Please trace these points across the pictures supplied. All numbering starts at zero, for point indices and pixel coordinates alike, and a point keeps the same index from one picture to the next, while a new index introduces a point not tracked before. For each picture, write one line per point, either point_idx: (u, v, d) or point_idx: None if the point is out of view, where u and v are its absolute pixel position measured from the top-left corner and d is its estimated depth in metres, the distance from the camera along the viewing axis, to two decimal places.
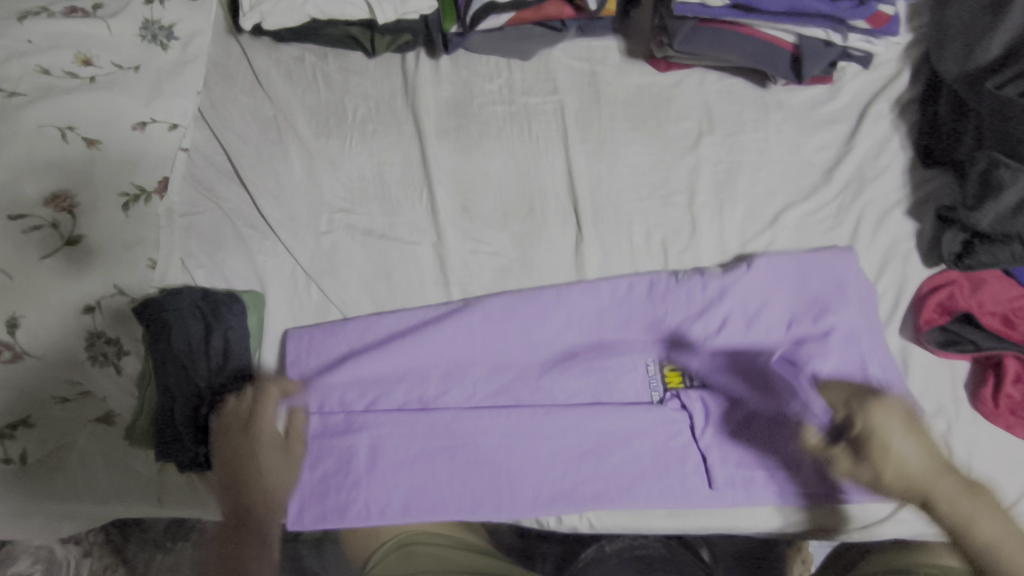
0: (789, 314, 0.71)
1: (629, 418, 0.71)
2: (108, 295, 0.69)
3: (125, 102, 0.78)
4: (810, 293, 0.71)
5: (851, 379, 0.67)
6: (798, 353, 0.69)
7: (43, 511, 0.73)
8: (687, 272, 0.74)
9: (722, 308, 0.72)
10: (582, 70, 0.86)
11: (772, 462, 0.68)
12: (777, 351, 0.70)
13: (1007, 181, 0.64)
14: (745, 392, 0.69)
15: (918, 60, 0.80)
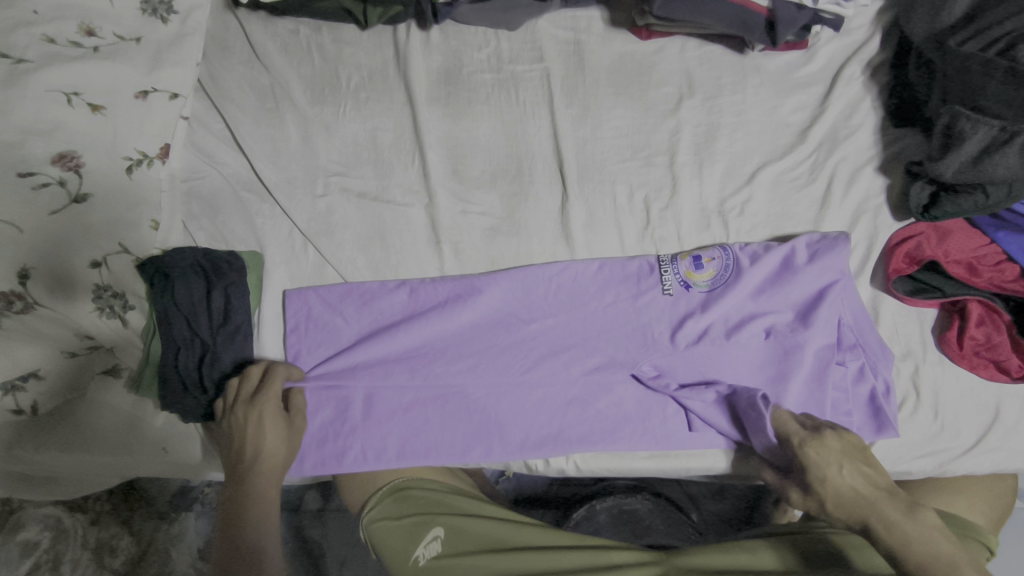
0: (763, 276, 0.74)
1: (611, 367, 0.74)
2: (114, 253, 0.73)
3: (126, 72, 0.81)
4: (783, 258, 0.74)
5: (826, 338, 0.71)
6: (775, 323, 0.72)
7: (57, 458, 0.78)
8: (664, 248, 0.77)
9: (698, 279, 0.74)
10: (567, 39, 0.89)
11: None
12: (752, 310, 0.73)
13: (967, 132, 0.68)
14: (722, 344, 0.72)
15: (889, 25, 0.84)
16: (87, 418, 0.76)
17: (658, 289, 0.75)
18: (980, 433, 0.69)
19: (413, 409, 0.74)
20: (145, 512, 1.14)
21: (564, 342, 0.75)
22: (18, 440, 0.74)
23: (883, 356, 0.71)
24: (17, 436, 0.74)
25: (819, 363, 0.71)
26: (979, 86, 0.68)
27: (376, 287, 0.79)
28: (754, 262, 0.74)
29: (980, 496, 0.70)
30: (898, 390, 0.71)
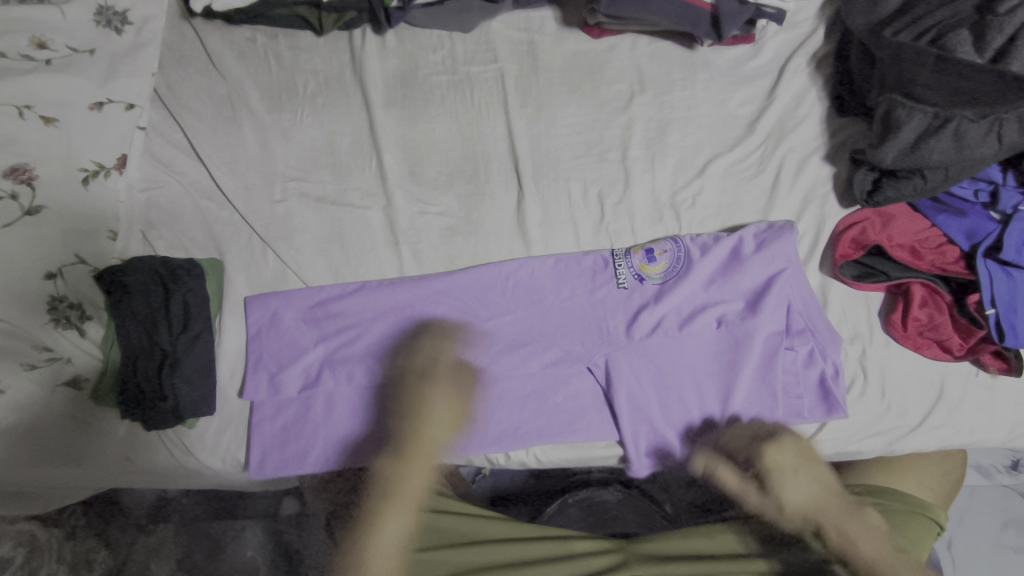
0: (717, 268, 0.75)
1: (567, 360, 0.75)
2: (69, 263, 0.74)
3: (79, 83, 0.81)
4: (735, 249, 0.76)
5: (776, 326, 0.73)
6: (726, 313, 0.74)
7: (21, 474, 0.77)
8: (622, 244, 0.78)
9: (654, 274, 0.76)
10: (521, 40, 0.90)
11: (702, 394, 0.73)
12: (705, 301, 0.74)
13: (903, 120, 0.70)
14: (675, 337, 0.74)
15: (832, 17, 0.86)
16: (44, 434, 0.74)
17: (612, 284, 0.76)
18: (925, 412, 0.72)
19: (375, 409, 0.76)
20: (120, 525, 1.14)
21: (523, 338, 0.76)
22: None
23: (831, 340, 0.72)
24: None
25: (770, 348, 0.72)
26: (912, 74, 0.70)
27: (336, 291, 0.80)
28: (704, 254, 0.76)
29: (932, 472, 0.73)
30: (846, 372, 0.73)
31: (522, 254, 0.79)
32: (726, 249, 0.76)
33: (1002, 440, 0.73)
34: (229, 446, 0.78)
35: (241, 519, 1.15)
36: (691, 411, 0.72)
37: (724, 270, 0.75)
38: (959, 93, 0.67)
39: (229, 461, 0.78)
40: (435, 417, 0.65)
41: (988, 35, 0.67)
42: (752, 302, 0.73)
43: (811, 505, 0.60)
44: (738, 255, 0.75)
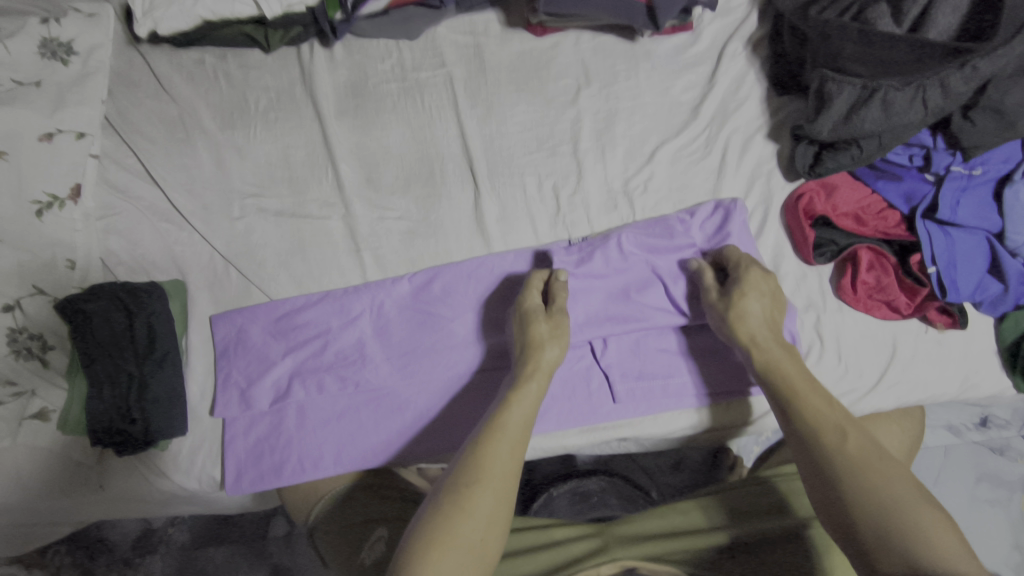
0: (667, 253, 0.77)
1: None
2: (27, 295, 0.74)
3: (26, 115, 0.80)
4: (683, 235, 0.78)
5: None
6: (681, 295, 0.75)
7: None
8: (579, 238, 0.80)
9: (605, 263, 0.77)
10: (466, 43, 0.92)
11: (666, 371, 0.75)
12: (657, 286, 0.76)
13: (835, 92, 0.73)
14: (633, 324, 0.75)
15: (763, 2, 0.89)
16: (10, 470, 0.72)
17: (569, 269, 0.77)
18: (882, 369, 0.74)
19: (348, 414, 0.77)
20: (107, 561, 1.13)
21: (487, 331, 0.78)
22: None
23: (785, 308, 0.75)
24: None
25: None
26: (839, 49, 0.74)
27: (302, 303, 0.80)
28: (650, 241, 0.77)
29: (894, 435, 0.75)
30: (804, 340, 0.75)
31: (480, 255, 0.81)
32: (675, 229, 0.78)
33: (955, 393, 0.76)
34: (205, 464, 0.78)
35: (226, 545, 1.14)
36: (654, 388, 0.74)
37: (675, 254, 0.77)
38: (882, 65, 0.72)
39: (204, 480, 0.78)
40: (550, 350, 0.67)
41: (905, 6, 0.72)
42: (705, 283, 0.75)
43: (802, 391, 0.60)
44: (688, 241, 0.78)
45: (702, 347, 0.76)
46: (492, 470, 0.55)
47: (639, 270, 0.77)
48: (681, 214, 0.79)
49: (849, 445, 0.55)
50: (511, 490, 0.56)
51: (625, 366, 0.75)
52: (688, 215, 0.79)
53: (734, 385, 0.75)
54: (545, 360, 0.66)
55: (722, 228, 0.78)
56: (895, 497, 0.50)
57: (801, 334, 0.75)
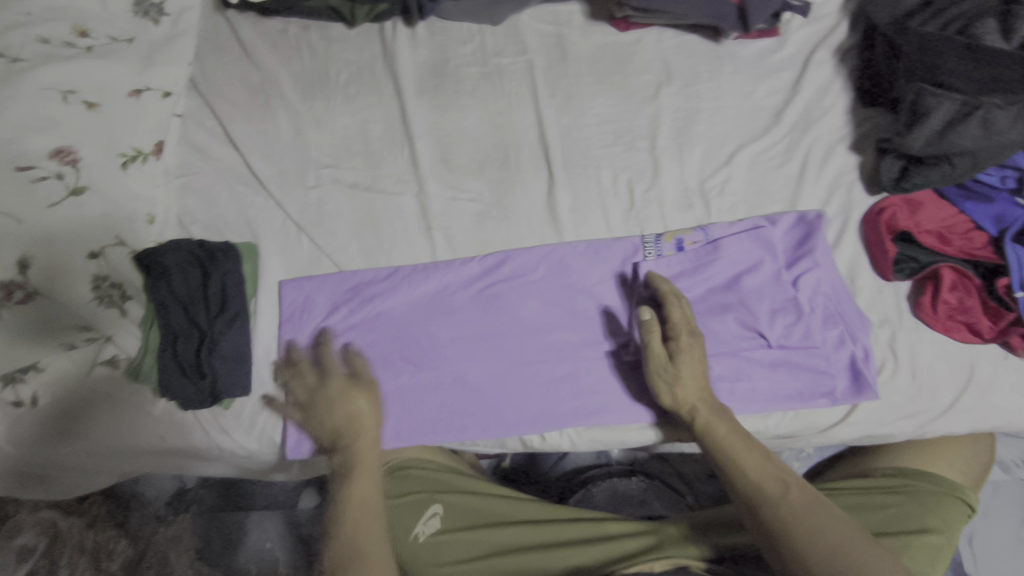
0: (746, 259, 0.76)
1: (596, 346, 0.77)
2: (111, 245, 0.75)
3: (119, 69, 0.82)
4: (763, 241, 0.76)
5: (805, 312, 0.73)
6: (756, 301, 0.74)
7: (69, 451, 0.79)
8: (653, 237, 0.79)
9: (679, 267, 0.77)
10: (549, 32, 0.92)
11: (737, 374, 0.73)
12: (731, 291, 0.75)
13: (932, 107, 0.71)
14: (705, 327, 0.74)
15: (855, 12, 0.88)
16: (99, 404, 0.78)
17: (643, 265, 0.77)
18: (957, 393, 0.73)
19: (412, 390, 0.77)
20: (141, 515, 1.15)
21: (553, 321, 0.78)
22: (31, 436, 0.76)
23: (861, 323, 0.74)
24: (29, 432, 0.76)
25: (788, 335, 0.73)
26: (940, 61, 0.72)
27: (372, 276, 0.81)
28: (727, 244, 0.76)
29: (952, 455, 0.75)
30: (877, 354, 0.74)
31: (553, 244, 0.81)
32: (752, 238, 0.76)
33: None
34: (265, 426, 0.79)
35: (258, 511, 1.16)
36: (721, 392, 0.72)
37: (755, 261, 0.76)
38: (986, 81, 0.70)
39: (265, 442, 0.79)
40: (372, 419, 0.70)
41: (1015, 24, 0.72)
42: (779, 292, 0.74)
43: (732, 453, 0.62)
44: (768, 247, 0.76)
45: (773, 356, 0.74)
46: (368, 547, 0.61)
47: (715, 274, 0.76)
48: (762, 220, 0.78)
49: (791, 499, 0.58)
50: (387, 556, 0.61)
51: None
52: (769, 222, 0.78)
53: (802, 396, 0.73)
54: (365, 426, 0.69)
55: (805, 240, 0.77)
56: (831, 540, 0.54)
57: (874, 348, 0.74)
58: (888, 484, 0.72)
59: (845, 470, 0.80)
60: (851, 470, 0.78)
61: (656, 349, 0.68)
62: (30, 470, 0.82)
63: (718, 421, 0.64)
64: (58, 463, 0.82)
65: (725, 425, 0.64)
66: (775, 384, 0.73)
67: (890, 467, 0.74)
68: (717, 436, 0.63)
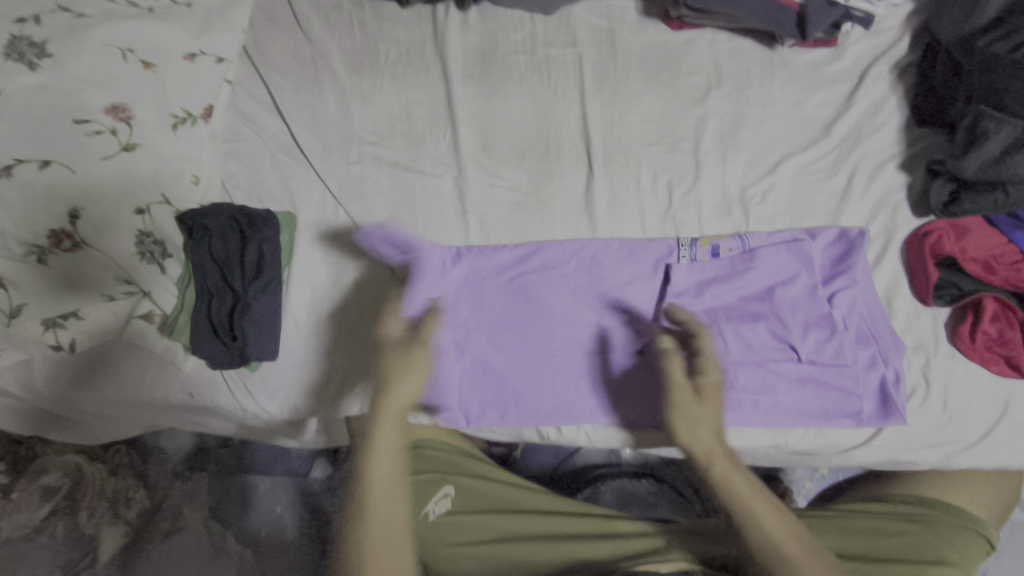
0: (782, 270, 0.75)
1: (621, 344, 0.76)
2: (156, 203, 0.76)
3: (177, 32, 0.84)
4: (800, 254, 0.75)
5: (837, 329, 0.72)
6: (788, 314, 0.73)
7: (106, 396, 0.83)
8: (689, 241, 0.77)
9: (714, 273, 0.76)
10: (601, 26, 0.91)
11: (762, 386, 0.72)
12: (765, 302, 0.74)
13: (990, 131, 0.70)
14: (735, 335, 0.73)
15: (918, 28, 0.86)
16: (138, 356, 0.82)
17: (675, 267, 0.76)
18: (988, 426, 0.71)
19: (456, 370, 0.77)
20: (160, 468, 1.19)
21: (595, 319, 0.77)
22: (76, 376, 0.81)
23: (894, 346, 0.72)
24: (75, 373, 0.81)
25: (819, 351, 0.72)
26: (1006, 85, 0.70)
27: (403, 256, 0.81)
28: (764, 254, 0.75)
29: (976, 489, 0.73)
30: (908, 380, 0.72)
31: (590, 239, 0.80)
32: (791, 249, 0.75)
33: None
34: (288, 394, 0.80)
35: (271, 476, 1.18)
36: (743, 402, 0.72)
37: (790, 273, 0.74)
38: None
39: (286, 408, 0.81)
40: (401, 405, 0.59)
41: None
42: (812, 306, 0.73)
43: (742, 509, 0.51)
44: (805, 260, 0.75)
45: (801, 371, 0.72)
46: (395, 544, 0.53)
47: (750, 283, 0.75)
48: (801, 232, 0.77)
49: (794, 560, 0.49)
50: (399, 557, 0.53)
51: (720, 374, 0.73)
52: (809, 235, 0.76)
53: (827, 414, 0.71)
54: (395, 404, 0.58)
55: (844, 256, 0.75)
56: None
57: (906, 373, 0.73)
58: (907, 512, 0.71)
59: (862, 493, 0.78)
60: (868, 494, 0.77)
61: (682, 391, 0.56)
62: (73, 409, 0.87)
63: (736, 478, 0.53)
64: (96, 406, 0.87)
65: (742, 477, 0.53)
66: (800, 400, 0.72)
67: (909, 495, 0.73)
68: (738, 493, 0.51)
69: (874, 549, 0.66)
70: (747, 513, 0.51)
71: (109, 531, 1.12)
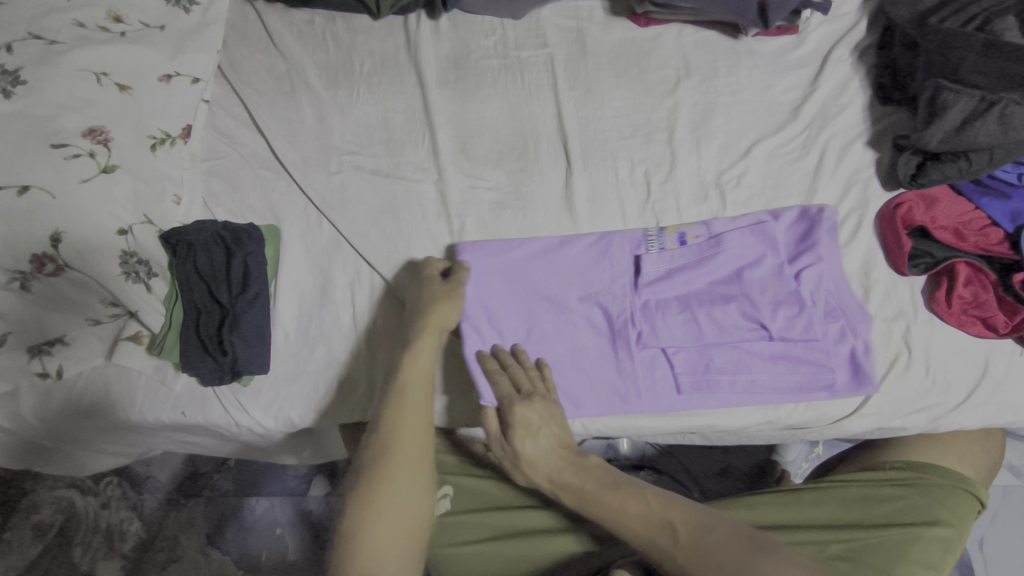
0: (745, 253, 0.76)
1: (597, 336, 0.76)
2: (139, 223, 0.76)
3: (152, 55, 0.85)
4: (764, 235, 0.76)
5: (804, 308, 0.73)
6: (754, 296, 0.74)
7: (97, 420, 0.83)
8: (656, 232, 0.78)
9: (679, 260, 0.76)
10: (570, 27, 0.94)
11: (736, 366, 0.74)
12: (732, 285, 0.75)
13: (950, 103, 0.73)
14: (705, 320, 0.74)
15: (875, 11, 0.89)
16: (128, 380, 0.81)
17: (646, 258, 0.76)
18: (970, 388, 0.73)
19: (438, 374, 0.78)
20: (154, 498, 1.16)
21: (571, 311, 0.76)
22: (61, 406, 0.79)
23: (862, 317, 0.74)
24: (58, 402, 0.79)
25: (790, 328, 0.73)
26: (960, 60, 0.73)
27: (390, 261, 0.82)
28: (730, 238, 0.76)
29: (966, 452, 0.75)
30: (891, 347, 0.74)
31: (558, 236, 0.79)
32: (756, 231, 0.76)
33: None
34: (281, 405, 0.80)
35: (269, 496, 1.17)
36: (721, 383, 0.74)
37: (755, 255, 0.76)
38: (1005, 79, 0.71)
39: (282, 420, 0.80)
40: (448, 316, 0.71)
41: None
42: (780, 286, 0.74)
43: (612, 508, 0.61)
44: (770, 241, 0.76)
45: (773, 349, 0.74)
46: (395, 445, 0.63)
47: (718, 268, 0.76)
48: (765, 214, 0.78)
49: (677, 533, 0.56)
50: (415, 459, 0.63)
51: (693, 359, 0.75)
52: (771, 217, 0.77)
53: (801, 389, 0.73)
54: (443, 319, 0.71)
55: (808, 237, 0.76)
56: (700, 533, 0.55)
57: (888, 341, 0.75)
58: (897, 477, 0.72)
59: (854, 462, 0.80)
60: (860, 462, 0.79)
61: (492, 424, 0.71)
62: (58, 437, 0.85)
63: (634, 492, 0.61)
64: (84, 434, 0.85)
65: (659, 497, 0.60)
66: (774, 377, 0.73)
67: (896, 460, 0.75)
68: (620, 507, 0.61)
69: (869, 516, 0.67)
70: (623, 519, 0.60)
71: (105, 564, 1.11)
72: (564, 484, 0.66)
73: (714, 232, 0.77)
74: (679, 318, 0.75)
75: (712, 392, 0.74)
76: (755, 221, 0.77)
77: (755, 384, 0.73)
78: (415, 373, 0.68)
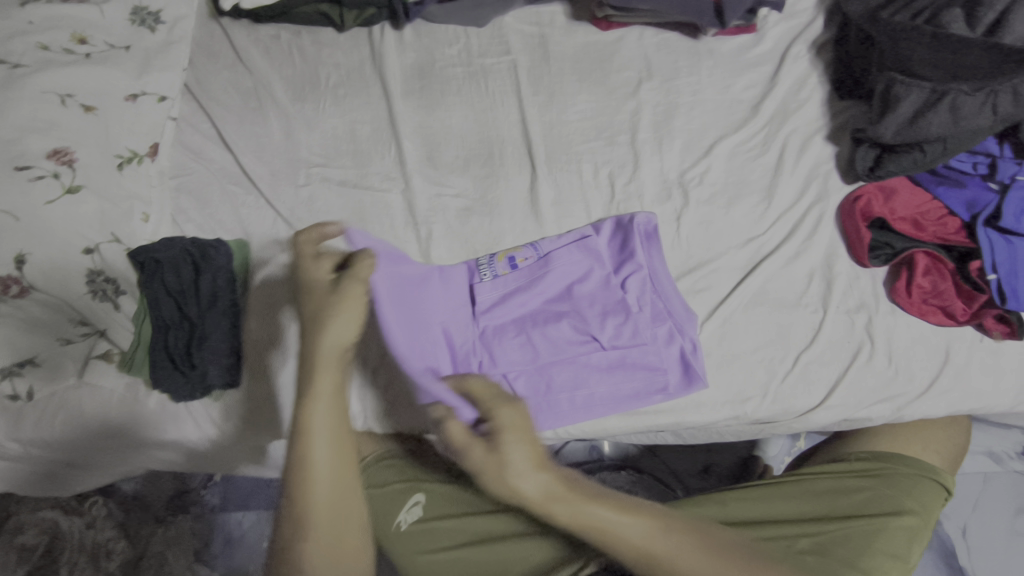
0: (562, 273, 0.78)
1: (478, 359, 0.75)
2: (106, 242, 0.77)
3: (117, 75, 0.86)
4: (601, 252, 0.79)
5: (623, 315, 0.75)
6: (577, 310, 0.76)
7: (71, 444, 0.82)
8: (487, 258, 0.79)
9: (502, 282, 0.77)
10: (532, 33, 0.95)
11: (605, 377, 0.74)
12: (561, 303, 0.77)
13: (902, 95, 0.74)
14: (557, 336, 0.75)
15: (829, 8, 0.91)
16: (101, 399, 0.80)
17: (479, 286, 0.77)
18: (933, 376, 0.74)
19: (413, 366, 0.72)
20: (141, 516, 1.16)
21: (442, 338, 0.75)
22: (35, 428, 0.79)
23: (687, 317, 0.75)
24: (31, 424, 0.79)
25: (619, 335, 0.74)
26: (909, 52, 0.74)
27: None
28: (553, 259, 0.78)
29: (932, 440, 0.76)
30: (853, 339, 0.75)
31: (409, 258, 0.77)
32: (581, 247, 0.79)
33: (1008, 406, 0.75)
34: (253, 417, 0.80)
35: (256, 510, 1.17)
36: (563, 400, 0.73)
37: (582, 272, 0.78)
38: (953, 69, 0.72)
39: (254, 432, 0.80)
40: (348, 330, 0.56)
41: (980, 11, 0.72)
42: (587, 300, 0.76)
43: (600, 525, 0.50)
44: (575, 258, 0.78)
45: (608, 360, 0.75)
46: (313, 511, 0.51)
47: (548, 286, 0.77)
48: (586, 229, 0.80)
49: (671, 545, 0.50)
50: (343, 521, 0.52)
51: (567, 376, 0.74)
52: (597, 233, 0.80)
53: (638, 395, 0.74)
54: (327, 346, 0.55)
55: (623, 248, 0.79)
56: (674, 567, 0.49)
57: (850, 332, 0.75)
58: (864, 468, 0.73)
59: (824, 454, 0.81)
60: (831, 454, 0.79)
61: (461, 433, 0.51)
62: (34, 460, 0.86)
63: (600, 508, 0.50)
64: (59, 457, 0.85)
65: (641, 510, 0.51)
66: (647, 385, 0.74)
67: (863, 451, 0.75)
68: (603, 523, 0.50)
69: (835, 509, 0.68)
70: (623, 541, 0.50)
71: None
72: (520, 493, 0.50)
73: (532, 253, 0.79)
74: (530, 338, 0.75)
75: (583, 406, 0.74)
76: (575, 240, 0.79)
77: (625, 393, 0.74)
78: (326, 362, 0.54)
